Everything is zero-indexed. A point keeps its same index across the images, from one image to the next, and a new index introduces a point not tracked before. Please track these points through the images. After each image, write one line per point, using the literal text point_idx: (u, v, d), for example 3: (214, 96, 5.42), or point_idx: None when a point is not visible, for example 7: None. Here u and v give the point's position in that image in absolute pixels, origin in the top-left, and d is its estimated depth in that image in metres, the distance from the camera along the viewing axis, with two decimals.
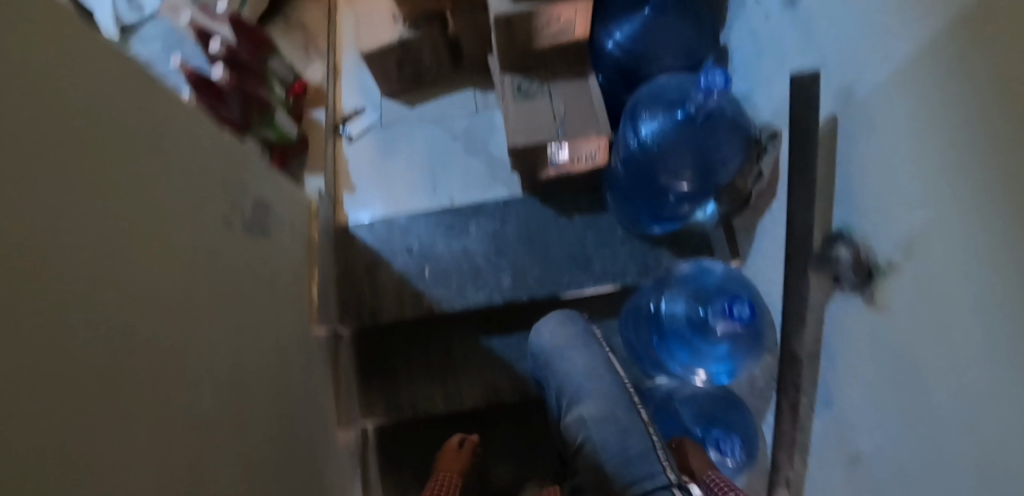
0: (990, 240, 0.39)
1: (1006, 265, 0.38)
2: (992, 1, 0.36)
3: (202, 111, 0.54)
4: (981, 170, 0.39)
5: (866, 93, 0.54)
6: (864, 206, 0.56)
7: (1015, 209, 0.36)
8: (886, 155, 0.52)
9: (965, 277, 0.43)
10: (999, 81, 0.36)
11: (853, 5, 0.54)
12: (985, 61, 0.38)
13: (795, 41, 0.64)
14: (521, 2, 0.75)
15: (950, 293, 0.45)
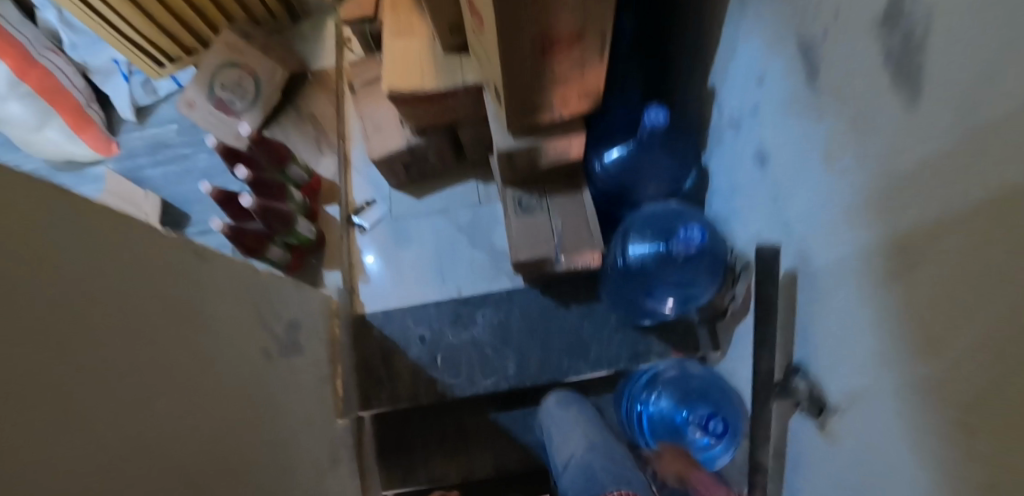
0: (911, 420, 0.50)
1: (921, 444, 0.49)
2: (917, 245, 0.47)
3: (230, 281, 0.63)
4: (908, 367, 0.50)
5: (820, 261, 0.64)
6: (818, 351, 0.67)
7: (931, 405, 0.47)
8: (834, 318, 0.63)
9: (891, 440, 0.54)
10: (924, 306, 0.47)
11: (808, 189, 0.64)
12: (915, 287, 0.48)
13: (764, 190, 0.74)
14: (520, 137, 0.84)
15: (880, 447, 0.56)
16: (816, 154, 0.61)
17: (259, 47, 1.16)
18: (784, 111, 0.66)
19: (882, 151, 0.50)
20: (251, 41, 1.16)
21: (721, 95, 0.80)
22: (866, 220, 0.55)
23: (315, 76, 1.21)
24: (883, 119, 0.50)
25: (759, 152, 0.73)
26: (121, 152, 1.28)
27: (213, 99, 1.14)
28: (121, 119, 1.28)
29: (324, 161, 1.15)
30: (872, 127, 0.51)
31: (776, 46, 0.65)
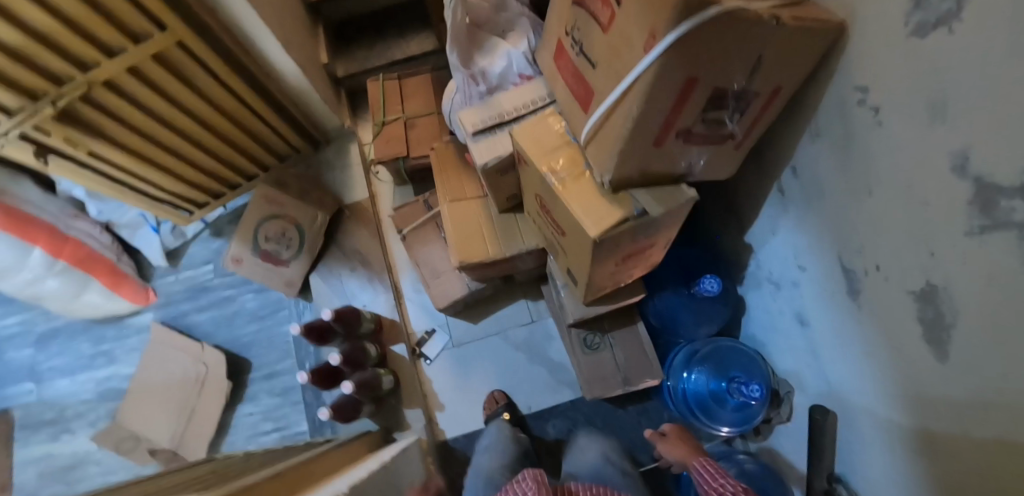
0: None
1: None
2: (952, 440, 0.64)
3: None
4: None
5: (854, 409, 0.82)
6: (857, 473, 0.84)
7: None
8: (871, 455, 0.80)
9: None
10: (957, 479, 0.64)
11: (846, 356, 0.82)
12: (948, 465, 0.65)
13: (800, 337, 0.91)
14: (590, 301, 0.96)
15: None
16: (850, 337, 0.79)
17: (296, 193, 1.19)
18: (818, 294, 0.83)
19: (911, 366, 0.69)
20: (286, 188, 1.19)
21: (759, 254, 0.96)
22: (900, 401, 0.72)
23: (351, 210, 1.24)
24: (909, 345, 0.68)
25: (796, 313, 0.90)
26: (158, 298, 1.26)
27: (258, 252, 1.15)
28: (152, 265, 1.26)
29: (378, 299, 1.20)
30: (900, 345, 0.70)
31: (812, 248, 0.82)
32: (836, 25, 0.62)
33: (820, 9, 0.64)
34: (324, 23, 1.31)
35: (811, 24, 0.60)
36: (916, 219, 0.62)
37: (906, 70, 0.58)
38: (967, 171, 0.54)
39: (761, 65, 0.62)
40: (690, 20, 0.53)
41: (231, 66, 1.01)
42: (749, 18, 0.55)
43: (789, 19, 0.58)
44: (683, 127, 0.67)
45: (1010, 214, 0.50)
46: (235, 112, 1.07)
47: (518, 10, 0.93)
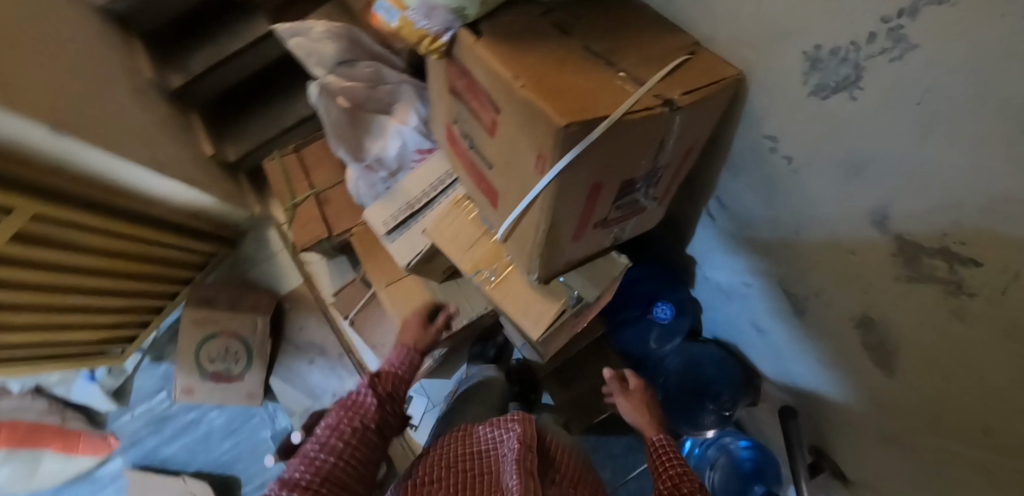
0: None
1: None
2: (916, 440, 0.69)
3: None
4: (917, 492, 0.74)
5: (818, 399, 0.87)
6: (833, 447, 0.91)
7: None
8: (842, 435, 0.87)
9: None
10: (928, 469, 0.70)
11: (802, 358, 0.85)
12: (917, 458, 0.71)
13: (756, 336, 0.94)
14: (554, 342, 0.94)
15: None
16: (807, 346, 0.82)
17: (227, 305, 1.11)
18: (769, 308, 0.85)
19: (866, 377, 0.72)
20: (215, 304, 1.10)
21: (703, 267, 0.96)
22: (861, 400, 0.77)
23: (292, 301, 1.19)
24: (863, 362, 0.71)
25: (753, 322, 0.93)
26: (122, 441, 1.20)
27: (208, 375, 1.10)
28: (102, 412, 1.19)
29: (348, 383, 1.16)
30: (854, 361, 0.73)
31: (754, 269, 0.82)
32: (731, 81, 0.58)
33: (710, 62, 0.59)
34: (196, 108, 1.17)
35: (704, 94, 0.56)
36: (846, 259, 0.62)
37: (811, 127, 0.55)
38: (887, 226, 0.53)
39: (665, 146, 0.57)
40: (579, 142, 0.48)
41: (110, 204, 0.90)
42: (643, 119, 0.51)
43: (684, 98, 0.54)
44: (600, 218, 0.63)
45: (934, 274, 0.51)
46: (135, 246, 0.98)
47: (397, 81, 0.85)
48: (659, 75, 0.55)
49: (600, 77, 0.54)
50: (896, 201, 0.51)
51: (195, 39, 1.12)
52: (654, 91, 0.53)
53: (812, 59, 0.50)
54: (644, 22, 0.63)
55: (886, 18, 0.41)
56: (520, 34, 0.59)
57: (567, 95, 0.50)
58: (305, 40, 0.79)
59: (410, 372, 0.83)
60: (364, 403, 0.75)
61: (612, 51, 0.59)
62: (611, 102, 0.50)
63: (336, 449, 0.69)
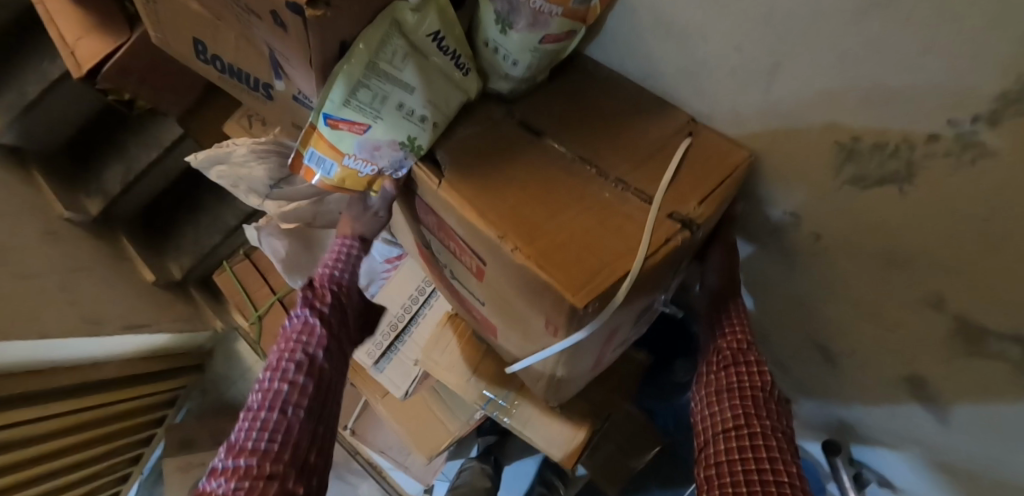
0: None
1: None
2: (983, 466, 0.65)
3: None
4: None
5: (855, 421, 0.84)
6: (876, 456, 0.89)
7: None
8: (887, 447, 0.84)
9: None
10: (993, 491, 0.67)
11: (834, 390, 0.81)
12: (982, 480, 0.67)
13: (775, 368, 0.91)
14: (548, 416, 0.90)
15: None
16: (841, 386, 0.77)
17: (210, 440, 1.07)
18: (788, 347, 0.81)
19: (917, 419, 0.67)
20: (196, 444, 1.06)
21: None
22: (906, 428, 0.73)
23: None
24: (910, 406, 0.66)
25: (774, 358, 0.88)
26: None
27: None
28: None
29: (360, 487, 1.18)
30: (899, 403, 0.68)
31: (770, 318, 0.77)
32: (741, 166, 0.49)
33: (715, 145, 0.50)
34: (122, 227, 1.06)
35: (720, 194, 0.47)
36: (882, 325, 0.57)
37: (841, 210, 0.47)
38: (945, 308, 0.47)
39: (680, 263, 0.50)
40: (598, 314, 0.41)
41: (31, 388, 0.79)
42: (663, 258, 0.42)
43: (700, 211, 0.45)
44: (620, 341, 0.56)
45: (1006, 356, 0.45)
46: (98, 401, 0.91)
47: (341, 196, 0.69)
48: (668, 182, 0.46)
49: (600, 203, 0.45)
50: (955, 288, 0.44)
51: (105, 153, 1.00)
52: (672, 212, 0.45)
53: (847, 150, 0.42)
54: (628, 101, 0.54)
55: (954, 122, 0.33)
56: (491, 155, 0.49)
57: (572, 251, 0.41)
58: (228, 167, 0.67)
59: (353, 272, 0.67)
60: (310, 327, 0.58)
61: (601, 153, 0.49)
62: (623, 248, 0.42)
63: (291, 395, 0.53)
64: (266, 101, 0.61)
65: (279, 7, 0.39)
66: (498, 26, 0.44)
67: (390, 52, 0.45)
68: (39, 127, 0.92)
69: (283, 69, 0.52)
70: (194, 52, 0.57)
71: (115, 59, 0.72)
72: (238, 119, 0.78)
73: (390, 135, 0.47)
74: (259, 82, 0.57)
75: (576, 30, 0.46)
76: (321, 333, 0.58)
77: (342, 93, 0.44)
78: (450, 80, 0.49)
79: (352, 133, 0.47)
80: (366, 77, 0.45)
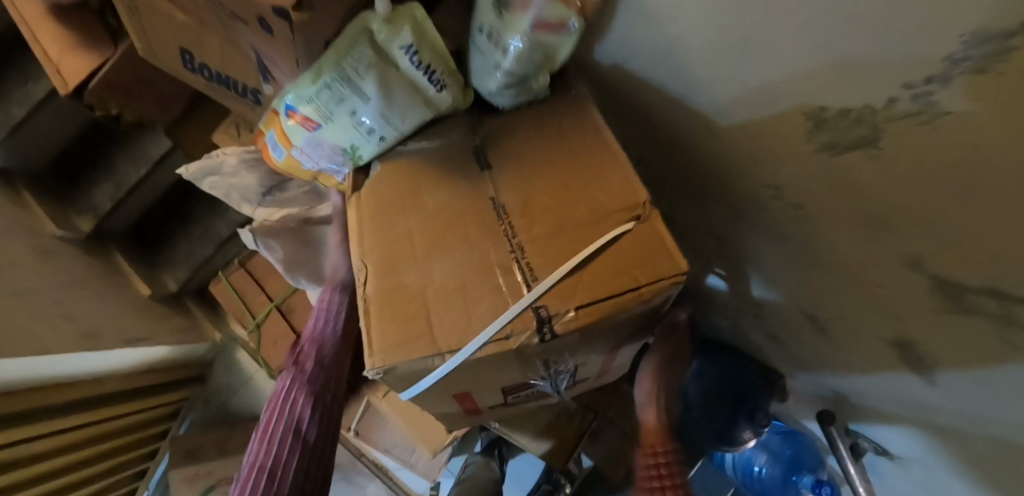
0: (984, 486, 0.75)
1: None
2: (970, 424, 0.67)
3: None
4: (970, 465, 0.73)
5: (848, 389, 0.86)
6: (872, 424, 0.91)
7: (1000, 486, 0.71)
8: (881, 414, 0.85)
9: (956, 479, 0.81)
10: (981, 450, 0.68)
11: (825, 359, 0.83)
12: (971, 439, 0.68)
13: (769, 342, 0.93)
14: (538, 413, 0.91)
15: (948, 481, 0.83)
16: (833, 356, 0.79)
17: (214, 449, 1.07)
18: (780, 320, 0.83)
19: (906, 382, 0.69)
20: (201, 453, 1.06)
21: (709, 287, 0.92)
22: (896, 392, 0.75)
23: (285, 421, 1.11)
24: (898, 370, 0.68)
25: (770, 334, 0.90)
26: None
27: None
28: None
29: (368, 487, 1.19)
30: (887, 367, 0.70)
31: (761, 292, 0.79)
32: (651, 273, 0.46)
33: (652, 242, 0.48)
34: (115, 244, 1.07)
35: (606, 307, 0.46)
36: (865, 288, 0.58)
37: (817, 180, 0.50)
38: (922, 268, 0.48)
39: (553, 358, 0.51)
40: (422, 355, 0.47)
41: (32, 404, 0.79)
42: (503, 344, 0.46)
43: (570, 319, 0.46)
44: (495, 402, 0.60)
45: (980, 309, 0.47)
46: (100, 415, 0.92)
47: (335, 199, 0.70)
48: (557, 278, 0.47)
49: (490, 267, 0.50)
50: (928, 247, 0.46)
51: (94, 169, 1.01)
52: (538, 306, 0.46)
53: (816, 119, 0.44)
54: (613, 163, 0.52)
55: (910, 83, 0.35)
56: (412, 204, 0.55)
57: (425, 303, 0.49)
58: (220, 178, 0.68)
59: (339, 325, 0.68)
60: (295, 399, 0.64)
61: (531, 215, 0.52)
62: (464, 325, 0.47)
63: (276, 469, 0.60)
64: (254, 106, 0.63)
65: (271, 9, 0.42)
66: (495, 9, 0.48)
67: (357, 59, 0.48)
68: (28, 146, 0.93)
69: (270, 73, 0.55)
70: (181, 63, 0.58)
71: (101, 73, 0.73)
72: (226, 128, 0.79)
73: (335, 139, 0.54)
74: (247, 88, 0.60)
75: (573, 27, 0.47)
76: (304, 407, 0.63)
77: (307, 90, 0.51)
78: (415, 92, 0.51)
79: (302, 128, 0.54)
80: (330, 80, 0.49)
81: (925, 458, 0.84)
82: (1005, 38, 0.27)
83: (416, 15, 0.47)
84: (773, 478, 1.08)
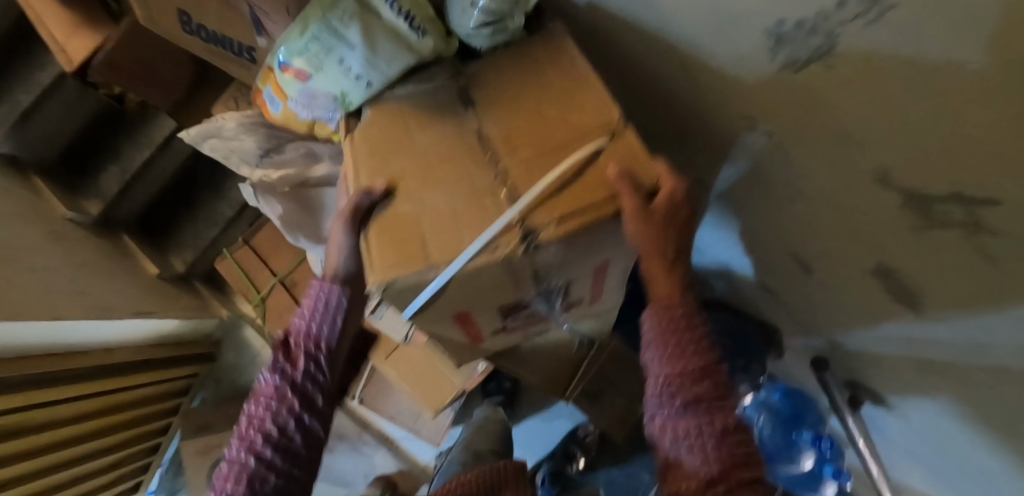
0: (975, 428, 0.75)
1: (986, 440, 0.74)
2: (955, 360, 0.67)
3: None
4: (960, 404, 0.73)
5: (841, 336, 0.86)
6: (867, 373, 0.91)
7: (989, 426, 0.71)
8: (875, 361, 0.86)
9: (949, 424, 0.81)
10: (967, 384, 0.69)
11: (817, 305, 0.84)
12: (957, 374, 0.69)
13: (764, 294, 0.94)
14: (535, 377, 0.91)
15: (944, 427, 0.82)
16: (823, 299, 0.81)
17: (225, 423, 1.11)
18: (769, 266, 0.84)
19: (891, 316, 0.71)
20: (212, 428, 1.12)
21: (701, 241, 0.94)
22: (884, 332, 0.75)
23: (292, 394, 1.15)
24: (883, 305, 0.70)
25: (762, 284, 0.92)
26: None
27: None
28: None
29: (375, 457, 1.22)
30: (874, 303, 0.71)
31: (750, 235, 0.81)
32: (619, 175, 0.47)
33: (623, 153, 0.50)
34: (125, 231, 1.11)
35: (588, 216, 0.47)
36: (843, 214, 0.60)
37: (785, 102, 0.52)
38: (892, 182, 0.50)
39: (546, 275, 0.51)
40: (407, 271, 0.46)
41: (50, 369, 0.83)
42: (489, 258, 0.45)
43: (553, 229, 0.46)
44: (493, 327, 0.61)
45: (950, 218, 0.47)
46: (116, 384, 0.96)
47: (330, 160, 0.72)
48: (540, 190, 0.48)
49: (478, 190, 0.51)
50: (894, 157, 0.47)
51: (98, 156, 1.05)
52: (524, 218, 0.47)
53: (776, 36, 0.46)
54: (588, 85, 0.55)
55: None
56: (406, 135, 0.56)
57: (417, 225, 0.49)
58: (220, 141, 0.72)
59: (333, 324, 0.62)
60: (281, 393, 0.59)
61: (516, 141, 0.54)
62: (454, 239, 0.48)
63: (256, 470, 0.57)
64: (252, 68, 0.66)
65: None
66: None
67: (341, 9, 0.49)
68: (42, 131, 0.98)
69: (264, 27, 0.58)
70: (179, 27, 0.59)
71: (107, 49, 0.77)
72: (225, 100, 0.82)
73: (326, 87, 0.55)
74: (242, 47, 0.62)
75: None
76: (289, 406, 0.59)
77: (297, 41, 0.51)
78: (399, 39, 0.52)
79: (296, 81, 0.55)
80: (318, 32, 0.50)
81: (920, 405, 0.83)
82: None
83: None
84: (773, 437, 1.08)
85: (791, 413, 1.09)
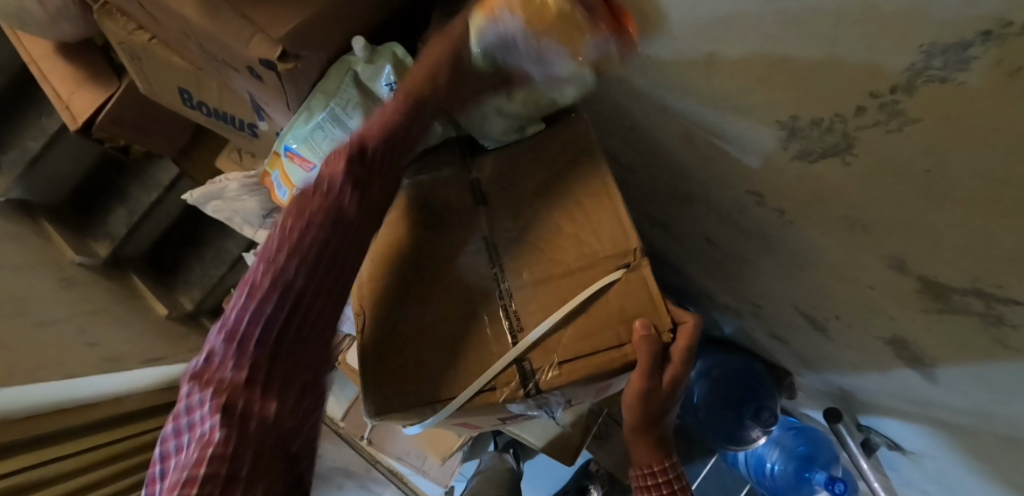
0: (998, 488, 0.71)
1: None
2: (974, 426, 0.64)
3: None
4: (979, 463, 0.70)
5: (853, 385, 0.84)
6: (881, 419, 0.88)
7: (1013, 488, 0.68)
8: (887, 408, 0.83)
9: (971, 480, 0.77)
10: (986, 448, 0.66)
11: (827, 357, 0.82)
12: (975, 437, 0.66)
13: (770, 339, 0.93)
14: (535, 427, 0.90)
15: (966, 482, 0.79)
16: (833, 353, 0.79)
17: None
18: (778, 318, 0.83)
19: (904, 377, 0.68)
20: None
21: (708, 287, 0.93)
22: (898, 388, 0.73)
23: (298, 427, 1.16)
24: (897, 368, 0.67)
25: (770, 331, 0.90)
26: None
27: None
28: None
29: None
30: (885, 364, 0.69)
31: (759, 292, 0.79)
32: (641, 337, 0.51)
33: (637, 292, 0.53)
34: (132, 268, 1.11)
35: (593, 360, 0.52)
36: (854, 286, 0.58)
37: (797, 184, 0.51)
38: (906, 267, 0.48)
39: (542, 399, 0.56)
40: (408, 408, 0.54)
41: (75, 421, 0.86)
42: (480, 400, 0.53)
43: (554, 377, 0.52)
44: (494, 421, 0.66)
45: (969, 308, 0.45)
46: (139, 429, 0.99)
47: None
48: (542, 332, 0.53)
49: (479, 313, 0.56)
50: (907, 248, 0.46)
51: (111, 198, 1.08)
52: (522, 359, 0.53)
53: (789, 128, 0.45)
54: (607, 205, 0.56)
55: (875, 93, 0.35)
56: (416, 248, 0.58)
57: (413, 356, 0.55)
58: (223, 202, 0.71)
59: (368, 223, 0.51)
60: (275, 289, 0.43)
61: (524, 251, 0.57)
62: (450, 379, 0.54)
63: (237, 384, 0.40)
64: (253, 139, 0.67)
65: (252, 63, 0.45)
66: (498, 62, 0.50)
67: (344, 98, 0.52)
68: (48, 178, 0.99)
69: (263, 110, 0.57)
70: (180, 101, 0.62)
71: (107, 108, 0.76)
72: (228, 154, 0.82)
73: None
74: (243, 123, 0.63)
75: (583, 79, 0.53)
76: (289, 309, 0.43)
77: (301, 129, 0.54)
78: None
79: (300, 169, 0.57)
80: (321, 119, 0.53)
81: (937, 455, 0.81)
82: (962, 49, 0.26)
83: (396, 53, 0.53)
84: (785, 475, 1.06)
85: (802, 451, 1.07)
